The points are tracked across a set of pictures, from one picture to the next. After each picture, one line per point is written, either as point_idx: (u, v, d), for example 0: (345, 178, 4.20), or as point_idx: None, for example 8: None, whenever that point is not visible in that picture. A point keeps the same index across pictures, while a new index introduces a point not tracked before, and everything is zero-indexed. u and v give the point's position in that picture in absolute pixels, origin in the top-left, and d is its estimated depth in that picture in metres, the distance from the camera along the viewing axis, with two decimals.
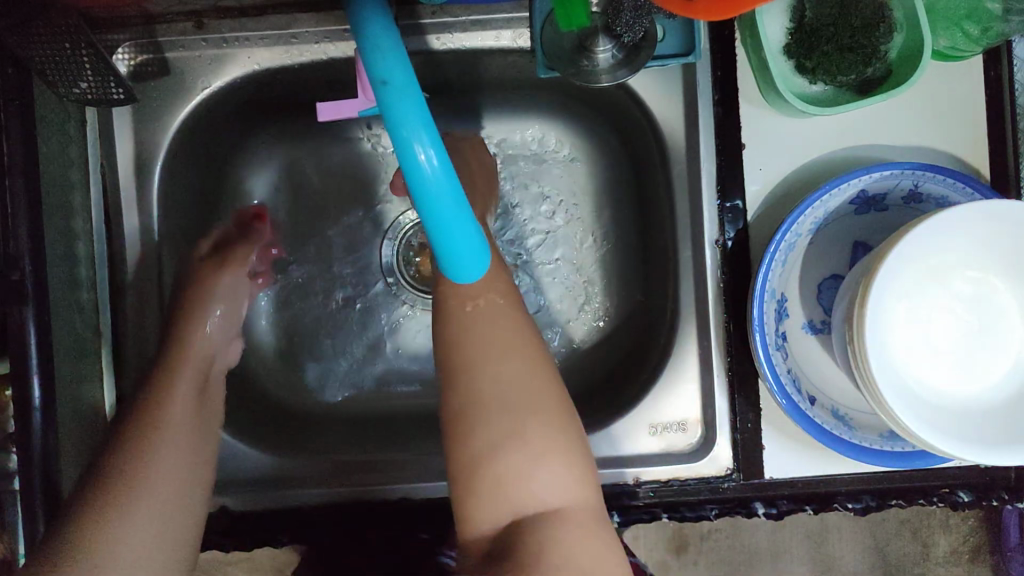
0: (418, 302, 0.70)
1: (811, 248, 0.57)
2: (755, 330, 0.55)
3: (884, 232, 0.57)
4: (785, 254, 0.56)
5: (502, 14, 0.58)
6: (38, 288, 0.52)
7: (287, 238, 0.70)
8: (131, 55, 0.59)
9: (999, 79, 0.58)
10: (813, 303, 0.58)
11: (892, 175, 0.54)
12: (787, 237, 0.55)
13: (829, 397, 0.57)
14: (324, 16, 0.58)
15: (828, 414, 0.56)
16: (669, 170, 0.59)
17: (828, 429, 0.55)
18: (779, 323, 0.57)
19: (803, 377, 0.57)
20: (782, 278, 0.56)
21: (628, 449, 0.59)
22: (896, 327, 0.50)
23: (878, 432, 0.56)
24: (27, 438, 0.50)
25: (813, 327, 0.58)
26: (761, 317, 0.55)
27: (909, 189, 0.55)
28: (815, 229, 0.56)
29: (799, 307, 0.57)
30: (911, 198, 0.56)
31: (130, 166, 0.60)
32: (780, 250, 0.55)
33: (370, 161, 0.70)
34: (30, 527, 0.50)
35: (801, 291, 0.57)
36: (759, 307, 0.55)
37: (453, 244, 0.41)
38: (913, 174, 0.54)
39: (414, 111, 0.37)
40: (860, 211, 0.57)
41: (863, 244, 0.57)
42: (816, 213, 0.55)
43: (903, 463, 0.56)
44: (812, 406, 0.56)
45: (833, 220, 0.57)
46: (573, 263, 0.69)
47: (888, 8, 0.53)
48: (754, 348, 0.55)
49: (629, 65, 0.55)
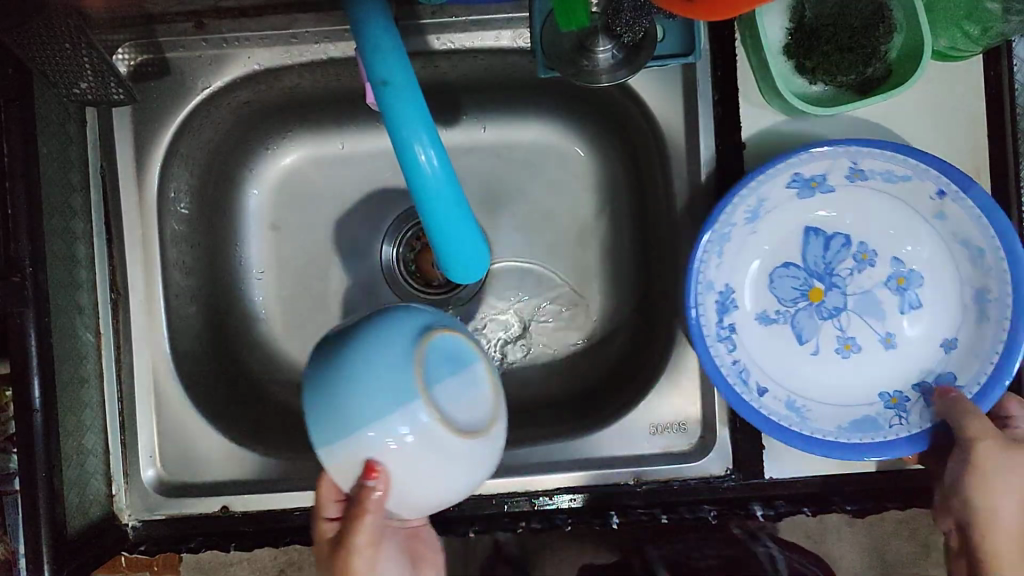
0: (418, 301, 0.69)
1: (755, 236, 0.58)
2: (694, 324, 0.55)
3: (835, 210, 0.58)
4: (720, 246, 0.56)
5: (502, 14, 0.59)
6: (38, 289, 0.52)
7: (286, 238, 0.69)
8: (132, 56, 0.59)
9: (999, 79, 0.58)
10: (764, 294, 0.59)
11: (822, 155, 0.54)
12: (720, 221, 0.55)
13: (782, 389, 0.58)
14: (324, 16, 0.59)
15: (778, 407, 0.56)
16: (669, 170, 0.60)
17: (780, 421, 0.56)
18: (721, 317, 0.57)
19: (753, 368, 0.58)
20: (720, 266, 0.57)
21: (628, 449, 0.59)
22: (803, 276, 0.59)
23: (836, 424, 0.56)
24: (28, 437, 0.51)
25: (766, 317, 0.59)
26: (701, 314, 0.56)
27: (850, 166, 0.55)
28: (750, 218, 0.57)
29: (754, 298, 0.59)
30: (854, 175, 0.56)
31: (130, 166, 0.59)
32: (709, 243, 0.55)
33: (371, 160, 0.69)
34: (32, 524, 0.51)
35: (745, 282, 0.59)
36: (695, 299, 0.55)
37: (453, 243, 0.40)
38: (846, 155, 0.54)
39: (412, 111, 0.38)
40: (802, 191, 0.57)
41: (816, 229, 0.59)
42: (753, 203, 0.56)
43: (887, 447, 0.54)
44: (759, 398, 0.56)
45: (774, 208, 0.58)
46: (575, 265, 0.68)
47: (888, 9, 0.53)
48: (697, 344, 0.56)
49: (629, 66, 0.54)
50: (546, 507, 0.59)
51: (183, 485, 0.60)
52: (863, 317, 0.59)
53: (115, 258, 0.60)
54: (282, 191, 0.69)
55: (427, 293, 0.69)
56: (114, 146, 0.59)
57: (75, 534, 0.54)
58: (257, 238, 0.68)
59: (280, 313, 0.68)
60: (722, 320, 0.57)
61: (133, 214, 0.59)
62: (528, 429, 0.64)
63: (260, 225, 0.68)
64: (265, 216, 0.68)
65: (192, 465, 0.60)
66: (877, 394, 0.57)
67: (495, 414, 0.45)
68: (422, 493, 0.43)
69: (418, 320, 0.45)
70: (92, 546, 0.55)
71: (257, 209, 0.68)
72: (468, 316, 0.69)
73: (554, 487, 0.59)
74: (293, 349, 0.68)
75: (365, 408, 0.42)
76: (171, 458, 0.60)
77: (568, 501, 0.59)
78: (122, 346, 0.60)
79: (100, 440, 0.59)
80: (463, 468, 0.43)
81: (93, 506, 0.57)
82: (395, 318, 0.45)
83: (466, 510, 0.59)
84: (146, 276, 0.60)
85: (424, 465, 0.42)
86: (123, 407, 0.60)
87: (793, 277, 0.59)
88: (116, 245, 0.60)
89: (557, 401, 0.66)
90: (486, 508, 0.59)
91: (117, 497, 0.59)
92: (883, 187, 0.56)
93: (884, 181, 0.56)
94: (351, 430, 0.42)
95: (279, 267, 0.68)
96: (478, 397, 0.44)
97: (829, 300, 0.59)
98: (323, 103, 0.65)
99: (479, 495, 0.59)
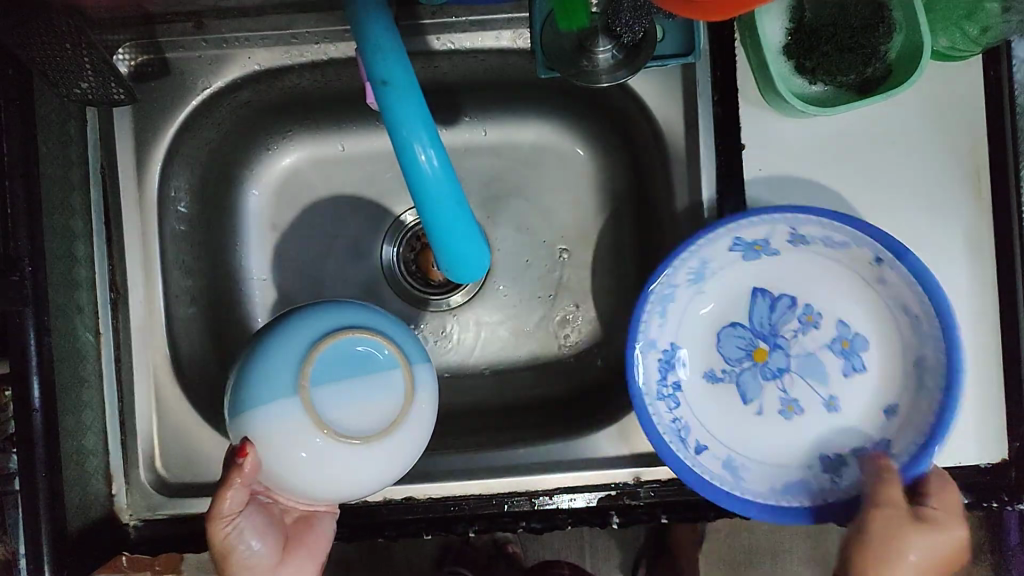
0: (417, 301, 0.69)
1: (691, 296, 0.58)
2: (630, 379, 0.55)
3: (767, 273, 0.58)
4: (663, 306, 0.57)
5: (502, 14, 0.59)
6: (38, 289, 0.52)
7: (286, 240, 0.68)
8: (132, 56, 0.59)
9: (999, 79, 0.58)
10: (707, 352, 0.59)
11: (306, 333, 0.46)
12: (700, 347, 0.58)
13: (721, 445, 0.58)
14: (324, 16, 0.59)
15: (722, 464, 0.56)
16: (670, 170, 0.60)
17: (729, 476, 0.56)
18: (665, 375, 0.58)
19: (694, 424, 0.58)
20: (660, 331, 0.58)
21: (628, 449, 0.59)
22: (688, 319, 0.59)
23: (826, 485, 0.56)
24: (28, 436, 0.51)
25: (711, 375, 0.59)
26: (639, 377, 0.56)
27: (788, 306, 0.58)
28: (694, 281, 0.58)
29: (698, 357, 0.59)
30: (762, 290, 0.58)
31: (130, 167, 0.59)
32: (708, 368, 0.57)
33: (371, 161, 0.69)
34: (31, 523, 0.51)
35: (692, 338, 0.59)
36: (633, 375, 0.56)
37: (453, 245, 0.40)
38: (784, 219, 0.54)
39: (412, 111, 0.38)
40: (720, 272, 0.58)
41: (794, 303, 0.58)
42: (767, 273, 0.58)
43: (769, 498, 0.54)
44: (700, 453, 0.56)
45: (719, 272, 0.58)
46: (574, 263, 0.68)
47: (887, 9, 0.53)
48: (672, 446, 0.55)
49: (629, 66, 0.54)
50: (545, 507, 0.59)
51: (184, 485, 0.60)
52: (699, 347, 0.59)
53: (114, 258, 0.60)
54: (282, 193, 0.69)
55: (427, 293, 0.69)
56: (114, 146, 0.59)
57: (74, 533, 0.54)
58: (257, 241, 0.68)
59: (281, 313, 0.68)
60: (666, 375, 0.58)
61: (133, 215, 0.59)
62: (528, 429, 0.64)
63: (260, 226, 0.68)
64: (265, 216, 0.68)
65: (192, 465, 0.60)
66: (816, 455, 0.57)
67: (401, 413, 0.45)
68: (334, 488, 0.45)
69: (318, 322, 0.46)
70: (92, 546, 0.55)
71: (257, 209, 0.68)
72: (468, 316, 0.69)
73: (554, 487, 0.59)
74: None
75: (261, 410, 0.44)
76: (170, 459, 0.60)
77: (568, 501, 0.59)
78: (121, 346, 0.60)
79: (100, 441, 0.59)
80: (371, 466, 0.45)
81: (93, 506, 0.57)
82: (315, 324, 0.46)
83: (466, 510, 0.59)
84: (146, 275, 0.60)
85: (324, 461, 0.44)
86: (122, 407, 0.60)
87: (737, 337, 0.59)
88: (116, 245, 0.60)
89: (557, 401, 0.66)
90: (487, 508, 0.59)
91: (117, 498, 0.59)
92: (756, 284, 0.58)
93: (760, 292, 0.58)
94: (246, 421, 0.45)
95: (280, 269, 0.68)
96: (380, 402, 0.45)
97: (773, 359, 0.59)
98: (324, 103, 0.65)
99: (479, 495, 0.59)
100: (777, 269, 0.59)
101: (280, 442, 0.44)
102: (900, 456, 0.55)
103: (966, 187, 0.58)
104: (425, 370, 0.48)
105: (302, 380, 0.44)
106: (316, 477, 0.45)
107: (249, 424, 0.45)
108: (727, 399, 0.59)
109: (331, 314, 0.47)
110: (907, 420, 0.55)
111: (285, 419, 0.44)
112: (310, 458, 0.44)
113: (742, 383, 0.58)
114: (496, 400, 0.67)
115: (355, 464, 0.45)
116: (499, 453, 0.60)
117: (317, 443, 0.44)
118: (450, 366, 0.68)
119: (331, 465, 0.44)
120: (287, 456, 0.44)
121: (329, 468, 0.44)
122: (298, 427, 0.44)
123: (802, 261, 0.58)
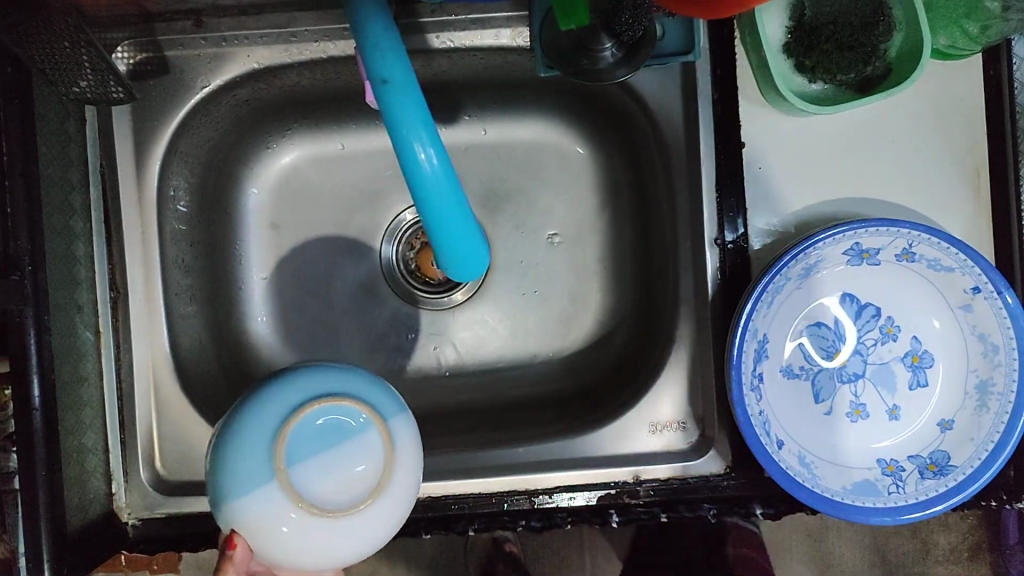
0: (416, 300, 0.69)
1: (800, 292, 0.57)
2: (732, 368, 0.54)
3: (873, 280, 0.58)
4: (772, 295, 0.55)
5: (502, 13, 0.59)
6: (38, 288, 0.52)
7: (287, 236, 0.68)
8: (131, 54, 0.59)
9: (999, 78, 0.58)
10: (790, 346, 0.58)
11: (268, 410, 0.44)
12: (756, 334, 0.56)
13: (795, 443, 0.57)
14: (324, 15, 0.59)
15: (793, 458, 0.56)
16: (669, 170, 0.60)
17: (795, 472, 0.55)
18: (756, 366, 0.56)
19: (774, 420, 0.56)
20: (770, 326, 0.57)
21: (627, 449, 0.59)
22: (793, 315, 0.58)
23: (841, 485, 0.56)
24: (28, 436, 0.51)
25: (790, 370, 0.58)
26: (739, 376, 0.54)
27: (840, 299, 0.58)
28: (804, 275, 0.56)
29: (783, 349, 0.58)
30: (808, 274, 0.57)
31: (130, 166, 0.59)
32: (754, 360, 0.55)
33: (370, 159, 0.69)
34: (32, 523, 0.51)
35: (785, 335, 0.58)
36: (738, 375, 0.54)
37: (455, 245, 0.40)
38: (907, 234, 0.54)
39: (411, 110, 0.38)
40: (821, 266, 0.57)
41: (852, 298, 0.58)
42: (811, 264, 0.56)
43: (800, 488, 0.54)
44: (779, 449, 0.55)
45: (829, 270, 0.58)
46: (574, 262, 0.68)
47: (888, 8, 0.53)
48: (743, 433, 0.53)
49: (629, 65, 0.54)
50: (546, 506, 0.59)
51: (184, 484, 0.60)
52: (809, 338, 0.59)
53: (114, 257, 0.60)
54: (282, 192, 0.69)
55: (427, 292, 0.69)
56: (114, 145, 0.59)
57: (75, 533, 0.54)
58: (258, 238, 0.68)
59: (280, 312, 0.68)
60: (756, 368, 0.56)
61: (133, 214, 0.59)
62: (528, 429, 0.64)
63: (260, 224, 0.68)
64: (264, 215, 0.68)
65: (192, 464, 0.60)
66: (876, 461, 0.57)
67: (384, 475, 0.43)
68: (324, 562, 0.43)
69: (286, 394, 0.44)
70: (93, 545, 0.56)
71: (255, 208, 0.68)
72: (468, 315, 0.69)
73: (554, 486, 0.59)
74: (292, 350, 0.68)
75: (234, 497, 0.42)
76: (171, 459, 0.60)
77: (568, 500, 0.59)
78: (121, 345, 0.60)
79: (100, 440, 0.59)
80: (358, 534, 0.43)
81: (93, 506, 0.57)
82: (274, 399, 0.44)
83: (466, 509, 0.59)
84: (146, 275, 0.60)
85: (310, 533, 0.42)
86: (122, 407, 0.60)
87: (822, 335, 0.59)
88: (116, 244, 0.60)
89: (557, 399, 0.67)
90: (488, 507, 0.59)
91: (117, 498, 0.59)
92: (810, 275, 0.57)
93: (807, 274, 0.57)
94: (220, 510, 0.43)
95: (280, 265, 0.68)
96: (363, 464, 0.43)
97: (851, 365, 0.59)
98: (325, 101, 0.65)
99: (479, 494, 0.59)
100: (833, 272, 0.58)
101: (255, 526, 0.42)
102: (961, 469, 0.55)
103: (967, 187, 0.58)
104: (394, 408, 0.45)
105: (276, 462, 0.42)
106: (301, 554, 0.42)
107: (230, 513, 0.43)
108: (772, 393, 0.57)
109: (299, 381, 0.44)
110: (963, 436, 0.56)
111: (258, 504, 0.42)
112: (292, 539, 0.42)
113: (788, 383, 0.58)
114: (498, 398, 0.67)
115: (341, 535, 0.42)
116: (500, 452, 0.60)
117: (300, 523, 0.42)
118: (450, 364, 0.68)
119: (315, 539, 0.42)
120: (268, 540, 0.42)
121: (312, 543, 0.42)
122: (276, 509, 0.42)
123: (899, 278, 0.58)
